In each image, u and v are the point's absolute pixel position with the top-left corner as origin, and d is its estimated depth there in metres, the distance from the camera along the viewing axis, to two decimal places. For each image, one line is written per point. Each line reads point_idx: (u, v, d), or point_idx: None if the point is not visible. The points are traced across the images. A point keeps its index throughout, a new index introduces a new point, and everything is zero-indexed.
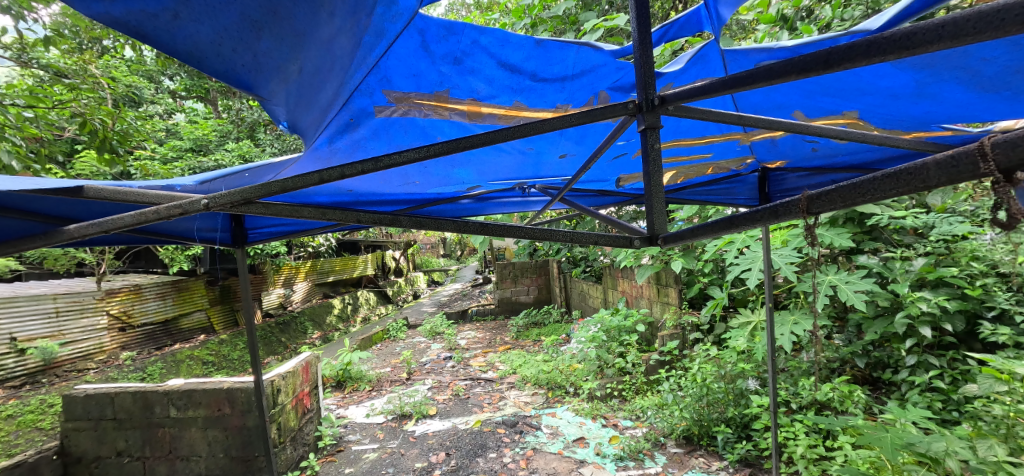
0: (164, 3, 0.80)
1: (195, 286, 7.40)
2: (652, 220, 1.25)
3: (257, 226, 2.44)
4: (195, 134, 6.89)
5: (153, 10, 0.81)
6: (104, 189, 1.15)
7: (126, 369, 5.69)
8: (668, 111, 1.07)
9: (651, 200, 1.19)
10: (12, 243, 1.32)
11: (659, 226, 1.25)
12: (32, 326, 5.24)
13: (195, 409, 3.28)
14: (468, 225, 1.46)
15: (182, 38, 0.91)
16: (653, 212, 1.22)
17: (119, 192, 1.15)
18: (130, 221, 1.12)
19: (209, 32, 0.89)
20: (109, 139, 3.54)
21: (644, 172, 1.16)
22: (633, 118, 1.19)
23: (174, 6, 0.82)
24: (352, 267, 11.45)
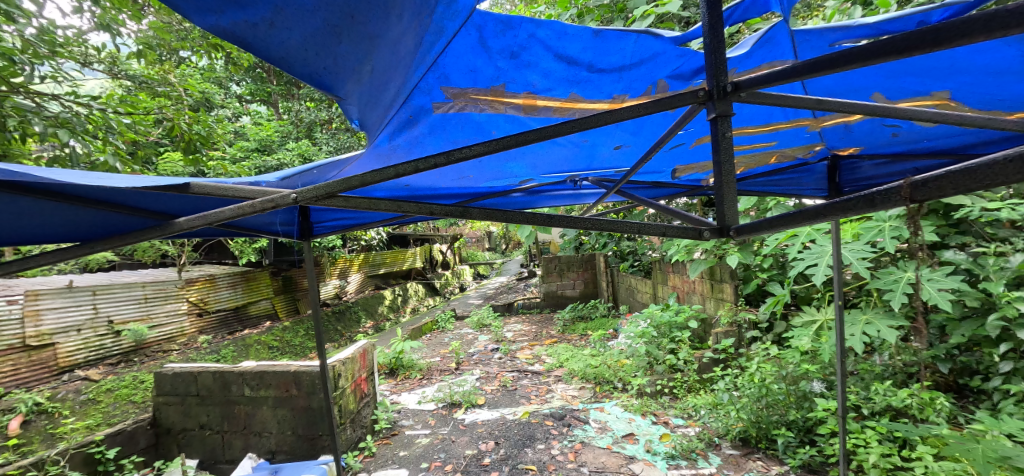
0: (262, 12, 0.87)
1: (261, 277, 7.98)
2: (723, 212, 1.20)
3: (322, 220, 2.59)
4: (260, 135, 7.41)
5: (253, 20, 0.89)
6: (208, 186, 1.26)
7: (204, 351, 6.27)
8: (741, 98, 1.03)
9: (722, 189, 1.15)
10: (125, 237, 1.47)
11: (731, 217, 1.20)
12: (126, 310, 5.87)
13: (266, 389, 3.55)
14: (537, 217, 1.47)
15: (275, 46, 0.99)
16: (723, 202, 1.17)
17: (219, 188, 1.26)
18: (230, 214, 1.23)
19: (299, 39, 0.96)
20: (194, 141, 3.94)
21: (715, 162, 1.11)
22: (701, 108, 1.15)
23: (270, 16, 0.88)
24: (402, 260, 11.87)
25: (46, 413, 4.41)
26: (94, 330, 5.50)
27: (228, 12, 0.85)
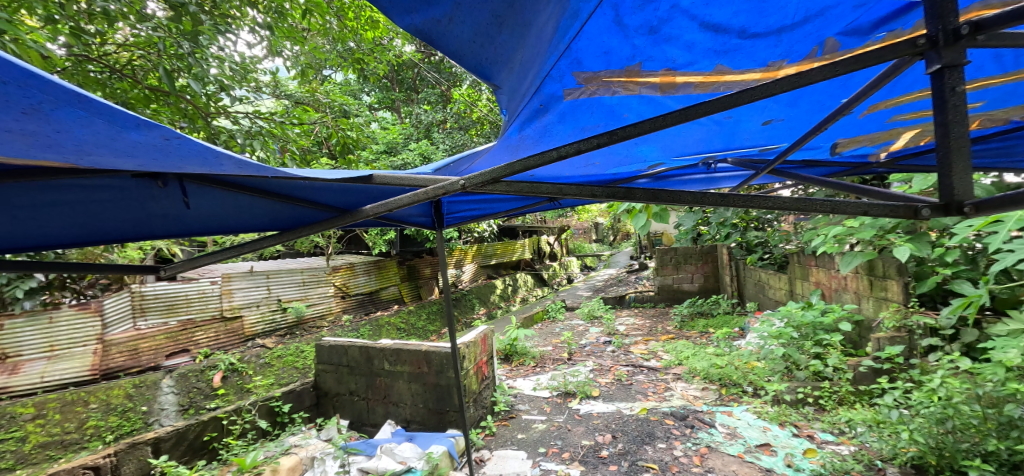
0: (445, 8, 1.04)
1: (391, 265, 8.93)
2: (949, 184, 0.94)
3: (452, 211, 2.80)
4: (388, 138, 8.24)
5: (438, 16, 1.06)
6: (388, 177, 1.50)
7: (347, 328, 7.27)
8: (976, 42, 0.86)
9: (950, 153, 0.91)
10: (324, 224, 1.81)
11: (961, 191, 0.93)
12: (290, 291, 7.02)
13: (402, 365, 3.98)
14: (708, 197, 1.36)
15: (451, 41, 1.16)
16: (953, 172, 0.92)
17: (400, 178, 1.48)
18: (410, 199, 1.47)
19: (469, 31, 1.12)
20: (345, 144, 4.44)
21: (939, 124, 0.91)
22: (916, 59, 0.98)
23: (450, 11, 1.05)
24: (511, 251, 12.29)
25: (237, 371, 5.60)
26: (268, 307, 6.68)
27: (422, 10, 1.04)
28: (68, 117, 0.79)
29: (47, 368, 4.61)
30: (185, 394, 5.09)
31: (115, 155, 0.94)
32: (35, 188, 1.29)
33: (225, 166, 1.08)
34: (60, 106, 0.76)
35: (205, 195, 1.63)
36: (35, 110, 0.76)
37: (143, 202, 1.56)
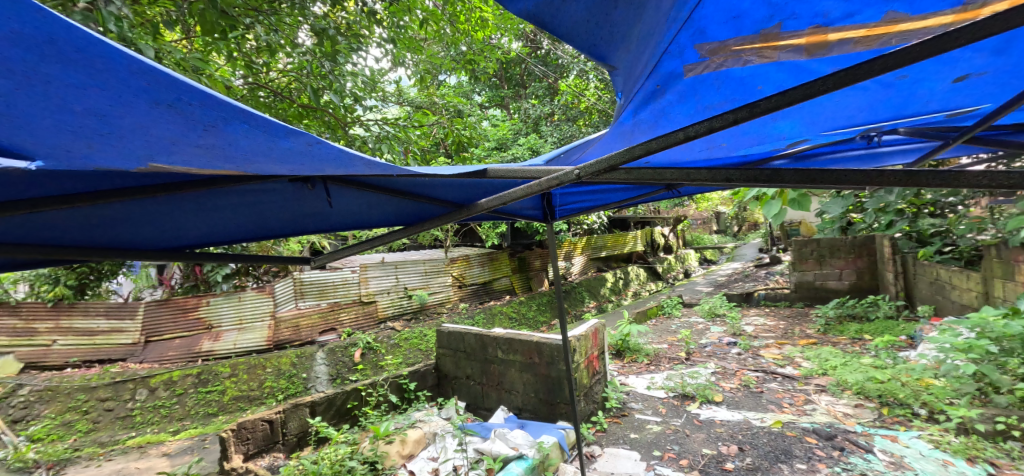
0: None
1: (502, 257, 9.27)
2: None
3: (564, 203, 2.79)
4: (498, 134, 8.57)
5: None
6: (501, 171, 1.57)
7: (463, 315, 7.79)
8: None
9: None
10: (446, 218, 1.97)
11: None
12: (415, 279, 7.70)
13: (514, 354, 4.14)
14: (888, 177, 1.21)
15: (565, 23, 1.17)
16: None
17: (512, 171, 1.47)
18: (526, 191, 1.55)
19: (584, 10, 1.11)
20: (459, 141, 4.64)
21: None
22: None
23: None
24: (621, 243, 11.88)
25: (373, 349, 6.34)
26: (397, 294, 7.42)
27: None
28: (235, 131, 0.94)
29: (237, 338, 5.80)
30: (334, 366, 5.97)
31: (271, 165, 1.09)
32: (222, 198, 1.56)
33: (358, 167, 1.19)
34: (229, 121, 0.90)
35: (342, 195, 1.84)
36: (213, 128, 0.92)
37: (298, 203, 1.81)
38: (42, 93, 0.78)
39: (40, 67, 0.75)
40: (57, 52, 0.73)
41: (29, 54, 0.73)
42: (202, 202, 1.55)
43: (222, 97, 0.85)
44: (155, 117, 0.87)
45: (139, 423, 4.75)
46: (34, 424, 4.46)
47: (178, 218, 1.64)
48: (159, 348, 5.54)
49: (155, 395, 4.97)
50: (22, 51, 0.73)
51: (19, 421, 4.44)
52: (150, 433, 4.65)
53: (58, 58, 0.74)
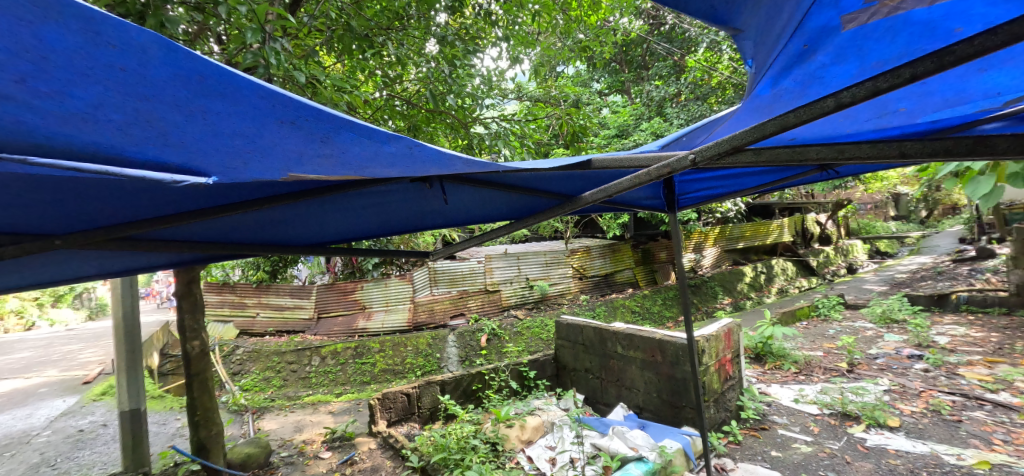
0: None
1: (624, 249, 8.94)
2: None
3: (687, 190, 2.59)
4: (618, 121, 8.26)
5: None
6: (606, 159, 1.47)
7: (584, 306, 7.78)
8: None
9: None
10: (546, 212, 1.93)
11: None
12: (536, 270, 7.86)
13: (635, 350, 4.04)
14: None
15: None
16: None
17: (618, 161, 1.40)
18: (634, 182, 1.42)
19: None
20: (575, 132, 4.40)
21: None
22: None
23: None
24: (763, 234, 10.49)
25: (497, 336, 6.74)
26: (519, 284, 7.66)
27: None
28: (348, 140, 0.98)
29: (385, 318, 6.64)
30: (463, 348, 6.50)
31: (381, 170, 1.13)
32: (356, 199, 1.75)
33: (457, 165, 1.21)
34: (342, 132, 0.94)
35: (457, 192, 1.94)
36: (329, 138, 0.96)
37: (419, 201, 1.95)
38: (196, 123, 0.84)
39: (191, 100, 0.80)
40: (201, 84, 0.76)
41: (185, 92, 0.78)
42: (341, 204, 1.76)
43: (336, 112, 0.89)
44: (282, 134, 0.93)
45: (315, 383, 5.79)
46: (247, 376, 5.74)
47: (324, 218, 1.89)
48: (327, 324, 6.61)
49: (325, 362, 5.98)
50: (178, 89, 0.77)
51: (237, 374, 5.74)
52: (322, 392, 5.63)
53: (205, 91, 0.78)
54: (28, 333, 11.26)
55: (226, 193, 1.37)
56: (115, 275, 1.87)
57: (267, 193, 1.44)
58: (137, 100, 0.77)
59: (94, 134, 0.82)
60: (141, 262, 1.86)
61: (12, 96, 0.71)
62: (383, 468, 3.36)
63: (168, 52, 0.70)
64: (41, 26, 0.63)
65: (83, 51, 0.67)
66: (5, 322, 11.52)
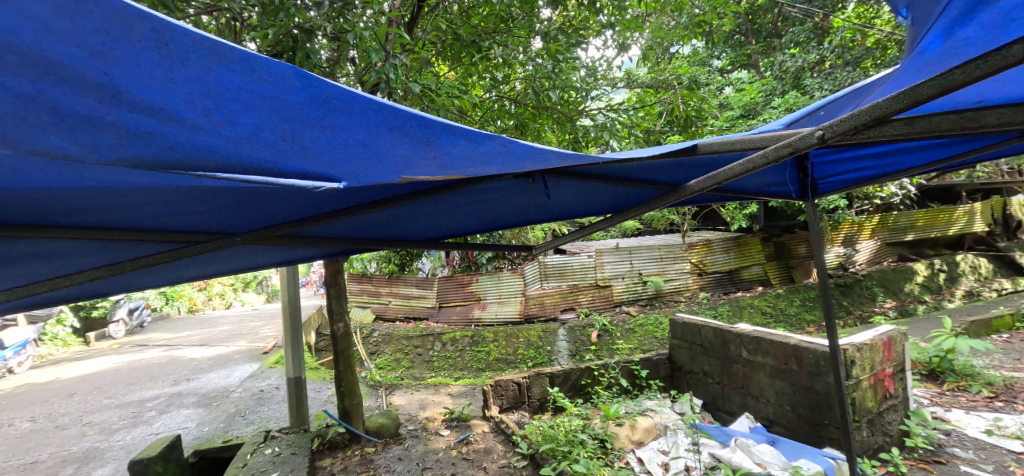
0: None
1: (752, 242, 8.05)
2: None
3: (827, 171, 2.25)
4: (744, 100, 7.43)
5: None
6: (714, 144, 1.31)
7: (704, 305, 7.22)
8: None
9: None
10: (649, 203, 1.78)
11: None
12: (650, 265, 7.47)
13: (764, 356, 3.64)
14: None
15: None
16: None
17: (728, 144, 1.29)
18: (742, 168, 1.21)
19: None
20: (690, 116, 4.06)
21: None
22: None
23: None
24: (943, 223, 8.52)
25: (608, 332, 6.63)
26: (632, 279, 7.36)
27: None
28: (448, 143, 1.06)
29: (498, 310, 6.97)
30: (573, 343, 6.53)
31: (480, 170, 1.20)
32: (464, 197, 1.88)
33: (550, 161, 1.23)
34: (442, 134, 1.02)
35: (558, 186, 1.95)
36: (432, 142, 1.05)
37: (521, 197, 2.01)
38: (325, 137, 0.97)
39: (321, 117, 0.92)
40: (328, 103, 0.89)
41: (317, 112, 0.91)
42: (450, 202, 1.90)
43: (437, 117, 0.97)
44: (392, 142, 1.03)
45: (437, 366, 6.34)
46: (381, 356, 6.54)
47: (437, 216, 2.06)
48: (448, 313, 7.18)
49: (445, 348, 6.53)
50: (311, 109, 0.90)
51: (373, 353, 6.56)
52: (443, 375, 6.15)
53: (332, 108, 0.91)
54: (229, 311, 14.33)
55: (354, 194, 1.57)
56: (278, 266, 2.26)
57: (387, 195, 1.61)
58: (283, 124, 0.91)
59: (254, 153, 0.97)
60: (295, 255, 2.22)
61: (201, 127, 0.87)
62: (495, 451, 3.55)
63: (305, 80, 0.82)
64: (215, 71, 0.78)
65: (244, 88, 0.82)
66: (214, 302, 14.84)
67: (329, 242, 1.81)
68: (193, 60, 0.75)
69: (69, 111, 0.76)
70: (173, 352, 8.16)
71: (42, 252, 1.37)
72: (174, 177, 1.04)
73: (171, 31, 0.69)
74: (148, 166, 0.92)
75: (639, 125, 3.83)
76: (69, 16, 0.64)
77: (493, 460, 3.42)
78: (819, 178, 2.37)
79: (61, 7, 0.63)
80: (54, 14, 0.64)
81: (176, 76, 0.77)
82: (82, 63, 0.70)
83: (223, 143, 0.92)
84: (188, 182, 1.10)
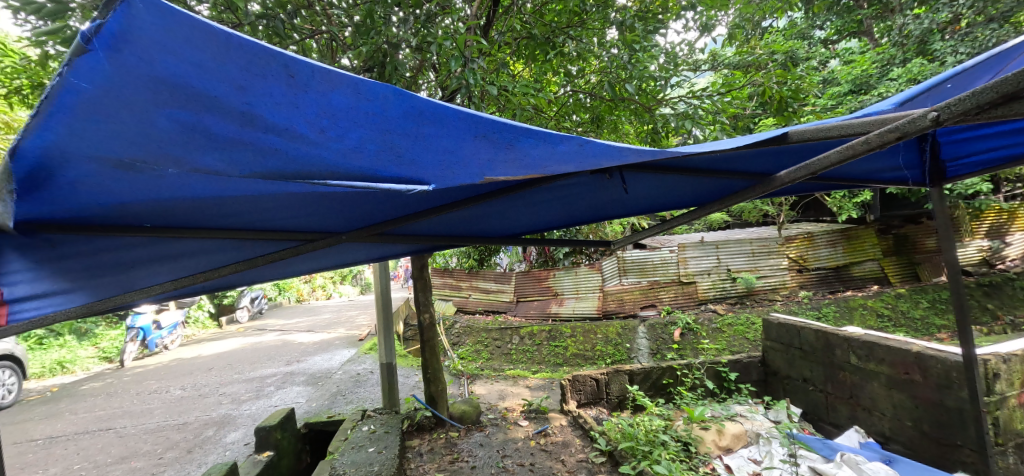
0: None
1: (866, 235, 7.09)
2: None
3: (961, 149, 1.95)
4: (853, 74, 6.59)
5: None
6: (806, 131, 1.23)
7: (804, 305, 6.56)
8: None
9: None
10: (731, 197, 1.69)
11: None
12: (740, 261, 6.94)
13: (879, 364, 3.23)
14: None
15: None
16: None
17: (823, 130, 1.19)
18: (838, 157, 1.12)
19: None
20: (787, 98, 3.69)
21: None
22: None
23: None
24: None
25: (693, 331, 6.30)
26: (719, 275, 6.90)
27: None
28: (527, 145, 1.12)
29: (576, 305, 6.94)
30: (654, 341, 6.31)
31: (557, 171, 1.23)
32: (542, 194, 1.92)
33: (627, 158, 1.23)
34: (522, 137, 1.09)
35: (638, 180, 1.92)
36: (512, 146, 1.11)
37: (599, 192, 2.01)
38: (418, 146, 1.07)
39: (414, 129, 1.02)
40: (420, 116, 0.99)
41: (410, 124, 1.01)
42: (529, 199, 1.96)
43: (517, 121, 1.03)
44: (475, 148, 1.10)
45: (515, 359, 6.50)
46: (462, 347, 6.86)
47: (516, 213, 2.13)
48: (525, 307, 7.31)
49: (523, 342, 6.67)
50: (406, 122, 1.00)
51: (455, 344, 6.90)
52: (521, 368, 6.29)
53: (423, 120, 1.00)
54: (330, 301, 15.89)
55: (439, 196, 1.69)
56: (371, 262, 2.49)
57: (469, 194, 1.71)
58: (382, 137, 1.02)
59: (359, 163, 1.08)
60: (386, 251, 2.42)
61: (316, 143, 0.99)
62: (573, 445, 3.58)
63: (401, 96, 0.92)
64: (329, 95, 0.90)
65: (351, 107, 0.94)
66: (317, 293, 16.56)
67: (417, 239, 1.96)
68: (312, 86, 0.87)
69: (219, 137, 0.92)
70: (286, 337, 9.30)
71: (197, 251, 1.66)
72: (293, 190, 1.20)
73: (295, 62, 0.82)
74: (273, 178, 1.07)
75: (728, 111, 3.58)
76: (222, 59, 0.79)
77: (571, 453, 3.45)
78: (947, 160, 2.05)
79: (216, 53, 0.77)
80: (210, 59, 0.78)
81: (298, 101, 0.90)
82: (228, 96, 0.84)
83: (333, 157, 1.05)
84: (303, 192, 1.25)
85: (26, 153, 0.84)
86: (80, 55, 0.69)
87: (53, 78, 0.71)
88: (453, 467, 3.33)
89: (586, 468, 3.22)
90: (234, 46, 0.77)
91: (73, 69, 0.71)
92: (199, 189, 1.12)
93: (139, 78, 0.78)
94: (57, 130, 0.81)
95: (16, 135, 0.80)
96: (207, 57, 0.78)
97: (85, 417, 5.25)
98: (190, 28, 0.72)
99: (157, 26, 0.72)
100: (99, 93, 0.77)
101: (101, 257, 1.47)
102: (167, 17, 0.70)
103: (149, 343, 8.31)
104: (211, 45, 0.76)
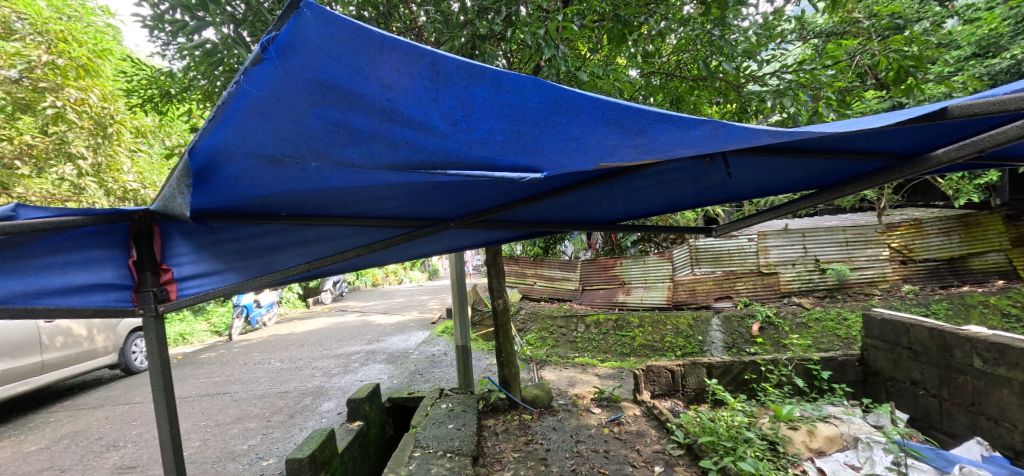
0: None
1: (990, 222, 6.14)
2: None
3: None
4: (978, 34, 5.77)
5: None
6: (972, 105, 1.11)
7: (908, 301, 5.89)
8: None
9: None
10: (882, 176, 1.59)
11: None
12: (831, 250, 6.32)
13: (1011, 369, 2.81)
14: None
15: None
16: None
17: (994, 104, 1.08)
18: (1017, 132, 1.16)
19: None
20: (906, 67, 3.25)
21: None
22: None
23: None
24: None
25: (774, 325, 5.89)
26: (805, 266, 6.34)
27: None
28: (658, 131, 1.12)
29: (644, 295, 6.74)
30: (730, 334, 5.97)
31: (685, 151, 1.22)
32: (641, 179, 1.89)
33: (762, 139, 1.18)
34: (655, 124, 1.08)
35: (743, 164, 1.83)
36: (643, 131, 1.12)
37: (699, 176, 1.94)
38: (547, 134, 1.11)
39: (548, 119, 1.06)
40: (556, 107, 1.02)
41: (544, 114, 1.04)
42: (628, 185, 1.94)
43: (655, 108, 1.02)
44: (606, 133, 1.13)
45: (581, 347, 6.47)
46: (529, 333, 6.95)
47: (612, 199, 2.12)
48: (591, 295, 7.24)
49: (589, 330, 6.63)
50: (541, 112, 1.03)
51: (522, 330, 7.01)
52: (588, 356, 6.24)
53: (558, 110, 1.03)
54: (402, 286, 16.82)
55: (542, 182, 1.73)
56: (441, 254, 2.54)
57: (571, 178, 1.73)
58: (512, 127, 1.08)
59: (485, 151, 1.16)
60: (457, 242, 2.47)
61: (447, 132, 1.08)
62: (648, 435, 3.53)
63: (540, 88, 0.95)
64: (470, 89, 0.96)
65: (489, 99, 0.99)
66: (390, 277, 17.60)
67: (515, 226, 2.03)
68: (455, 82, 0.93)
69: (360, 132, 1.05)
70: (365, 318, 10.00)
71: (324, 236, 1.88)
72: (417, 176, 1.31)
73: (442, 61, 0.87)
74: (405, 165, 1.20)
75: (831, 84, 3.24)
76: (377, 61, 0.87)
77: (647, 443, 3.40)
78: None
79: (370, 55, 0.85)
80: (365, 61, 0.86)
81: (440, 95, 0.97)
82: (376, 94, 0.94)
83: (459, 147, 1.14)
84: (423, 179, 1.36)
85: (202, 150, 1.02)
86: (259, 64, 0.80)
87: (233, 85, 0.83)
88: (528, 448, 3.43)
89: (663, 459, 3.16)
90: (387, 48, 0.84)
91: (250, 76, 0.83)
92: (333, 179, 1.30)
93: (303, 82, 0.89)
94: (228, 130, 0.97)
95: (196, 136, 0.97)
96: (362, 60, 0.86)
97: (205, 381, 6.05)
98: (351, 34, 0.80)
99: (322, 34, 0.80)
100: (265, 96, 0.89)
101: (251, 242, 1.76)
102: (333, 25, 0.78)
103: (252, 319, 9.32)
104: (366, 47, 0.83)
